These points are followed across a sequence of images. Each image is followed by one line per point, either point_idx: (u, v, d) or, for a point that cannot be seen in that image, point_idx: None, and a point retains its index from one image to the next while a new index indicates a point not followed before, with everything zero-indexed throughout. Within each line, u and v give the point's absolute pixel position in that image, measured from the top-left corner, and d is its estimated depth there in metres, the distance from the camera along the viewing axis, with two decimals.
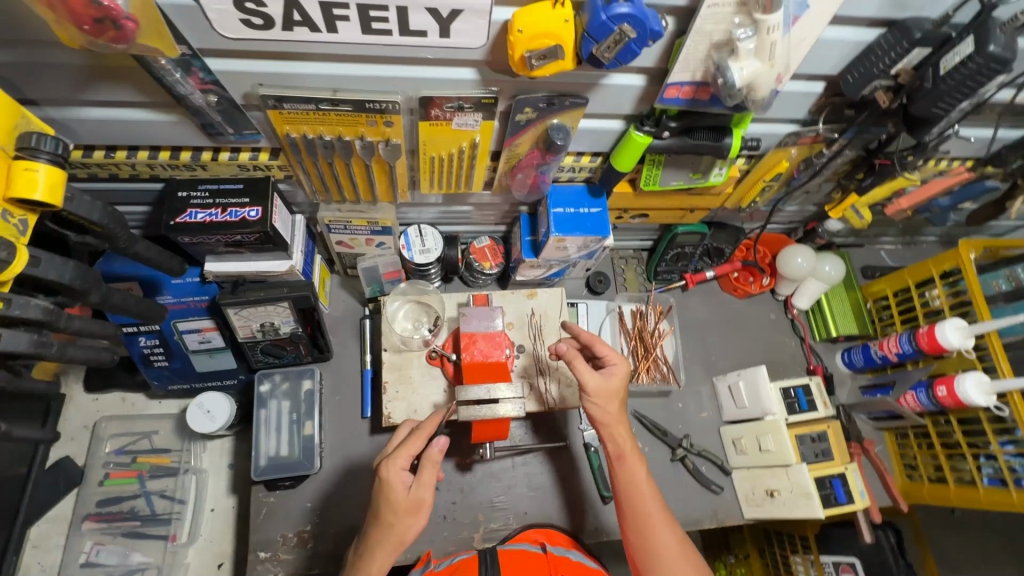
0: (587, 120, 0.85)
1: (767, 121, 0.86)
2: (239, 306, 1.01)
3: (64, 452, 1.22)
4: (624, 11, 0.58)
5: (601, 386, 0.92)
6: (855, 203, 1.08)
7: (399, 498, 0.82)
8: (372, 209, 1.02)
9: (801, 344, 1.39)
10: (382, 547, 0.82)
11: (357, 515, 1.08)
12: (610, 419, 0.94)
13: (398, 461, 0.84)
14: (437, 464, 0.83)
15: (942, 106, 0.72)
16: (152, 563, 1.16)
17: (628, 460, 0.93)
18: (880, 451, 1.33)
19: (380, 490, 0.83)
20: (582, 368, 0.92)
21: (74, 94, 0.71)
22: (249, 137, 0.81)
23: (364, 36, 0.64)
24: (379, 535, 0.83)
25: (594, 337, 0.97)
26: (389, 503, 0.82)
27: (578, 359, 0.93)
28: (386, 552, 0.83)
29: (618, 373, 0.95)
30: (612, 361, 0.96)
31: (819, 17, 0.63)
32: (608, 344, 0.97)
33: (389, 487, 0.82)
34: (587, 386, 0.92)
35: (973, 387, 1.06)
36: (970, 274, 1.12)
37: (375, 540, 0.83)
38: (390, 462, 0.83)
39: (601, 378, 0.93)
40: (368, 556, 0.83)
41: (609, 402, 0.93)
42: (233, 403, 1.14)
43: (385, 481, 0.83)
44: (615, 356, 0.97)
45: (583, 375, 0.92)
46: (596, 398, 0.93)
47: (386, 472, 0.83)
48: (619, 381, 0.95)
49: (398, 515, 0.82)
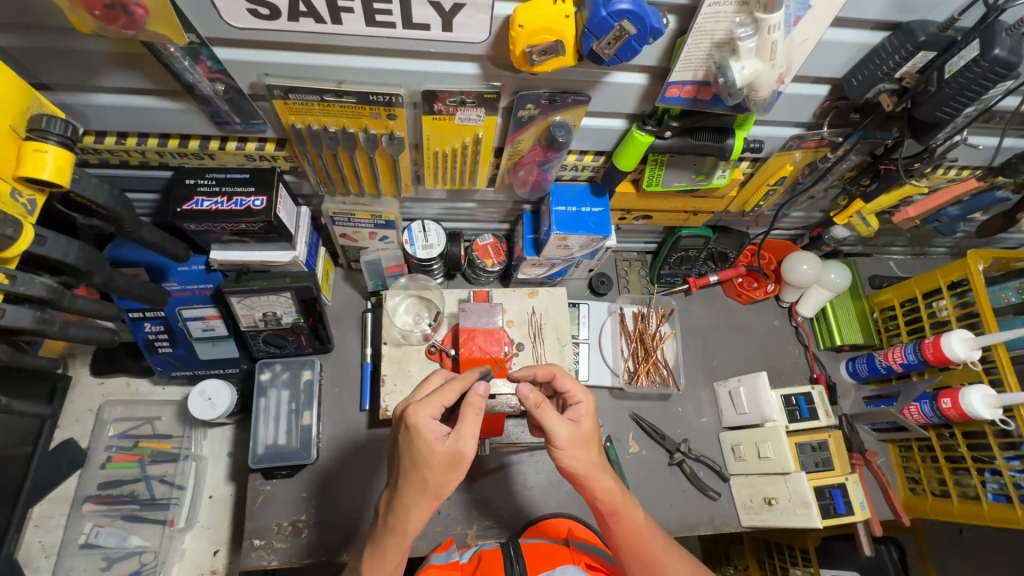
0: (590, 118, 0.85)
1: (770, 124, 0.86)
2: (242, 295, 1.02)
3: (69, 434, 1.24)
4: (624, 7, 0.59)
5: (573, 435, 0.80)
6: (861, 209, 1.07)
7: (436, 450, 0.74)
8: (376, 203, 1.03)
9: (805, 351, 1.38)
10: (420, 499, 0.76)
11: (347, 508, 1.08)
12: (591, 469, 0.81)
13: (429, 408, 0.76)
14: (479, 411, 0.76)
15: (947, 110, 0.72)
16: (149, 547, 1.17)
17: (621, 514, 0.84)
18: (883, 463, 1.30)
19: (410, 440, 0.75)
20: (550, 416, 0.79)
21: (87, 80, 0.72)
22: (255, 127, 0.82)
23: (368, 28, 0.65)
24: (412, 489, 0.76)
25: (556, 370, 0.88)
26: (423, 453, 0.74)
27: (546, 405, 0.79)
28: (424, 505, 0.76)
29: (586, 414, 0.84)
30: (577, 399, 0.85)
31: (821, 18, 0.63)
32: (571, 377, 0.86)
33: (422, 437, 0.74)
34: (557, 438, 0.79)
35: (979, 400, 1.05)
36: (979, 285, 1.10)
37: (407, 493, 0.76)
38: (422, 410, 0.76)
39: (570, 425, 0.81)
40: (403, 513, 0.76)
41: (585, 450, 0.81)
42: (234, 391, 1.15)
43: (418, 430, 0.75)
44: (580, 392, 0.86)
45: (549, 425, 0.79)
46: (568, 450, 0.80)
47: (418, 421, 0.75)
48: (590, 420, 0.83)
49: (437, 466, 0.74)
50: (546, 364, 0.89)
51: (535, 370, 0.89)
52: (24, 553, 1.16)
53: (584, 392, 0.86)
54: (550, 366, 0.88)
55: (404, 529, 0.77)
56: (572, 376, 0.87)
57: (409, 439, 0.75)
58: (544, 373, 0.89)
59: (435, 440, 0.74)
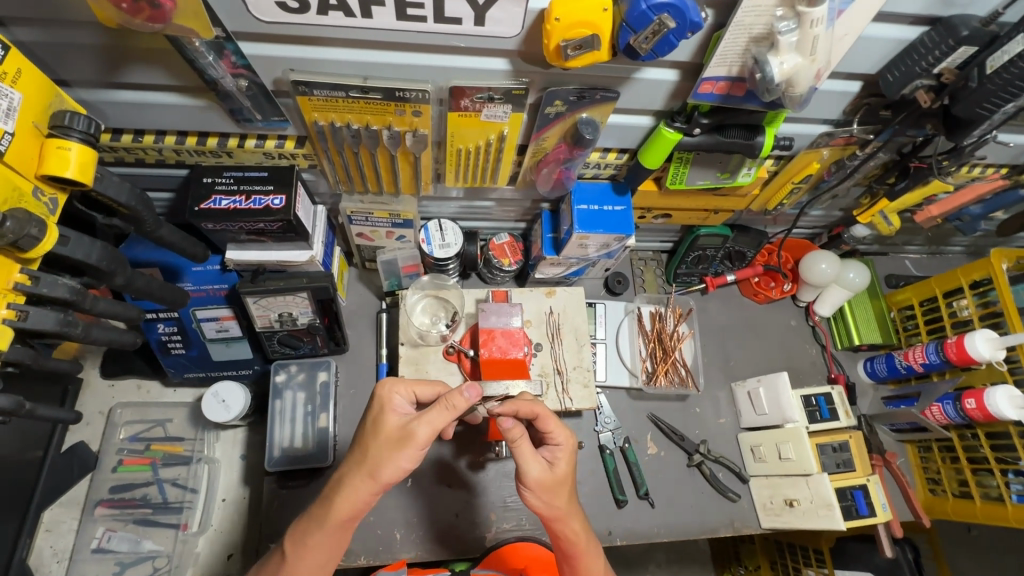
0: (617, 115, 0.83)
1: (800, 121, 0.85)
2: (258, 295, 1.01)
3: (79, 437, 1.22)
4: (664, 0, 0.57)
5: (543, 478, 0.81)
6: (885, 208, 1.06)
7: (390, 423, 0.78)
8: (394, 201, 1.02)
9: (822, 351, 1.37)
10: (357, 470, 0.77)
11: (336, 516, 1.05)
12: (558, 514, 0.83)
13: (402, 390, 0.83)
14: (451, 407, 0.77)
15: (987, 107, 0.70)
16: (162, 552, 1.15)
17: (580, 561, 0.85)
18: (902, 464, 1.29)
19: (372, 410, 0.81)
20: (525, 453, 0.81)
21: (108, 76, 0.71)
22: (276, 124, 0.81)
23: (399, 22, 0.63)
24: (355, 459, 0.78)
25: (541, 411, 0.84)
26: (377, 424, 0.78)
27: (522, 442, 0.81)
28: (356, 479, 0.76)
29: (562, 457, 0.85)
30: (556, 440, 0.85)
31: (865, 12, 0.61)
32: (558, 419, 0.84)
33: (383, 410, 0.79)
34: (527, 477, 0.81)
35: (1005, 401, 1.03)
36: (1003, 284, 1.09)
37: (349, 461, 0.78)
38: (389, 386, 0.82)
39: (543, 466, 0.82)
40: (339, 480, 0.78)
41: (554, 494, 0.82)
42: (248, 393, 1.14)
43: (380, 402, 0.80)
44: (561, 433, 0.85)
45: (523, 463, 0.81)
46: (538, 490, 0.82)
47: (385, 392, 0.81)
48: (565, 464, 0.84)
49: (382, 439, 0.77)
50: (529, 400, 0.86)
51: (519, 405, 0.85)
52: (35, 558, 1.14)
53: (566, 435, 0.86)
54: (534, 405, 0.84)
55: (331, 502, 0.76)
56: (559, 421, 0.84)
57: (373, 408, 0.81)
58: (526, 411, 0.85)
59: (392, 414, 0.79)
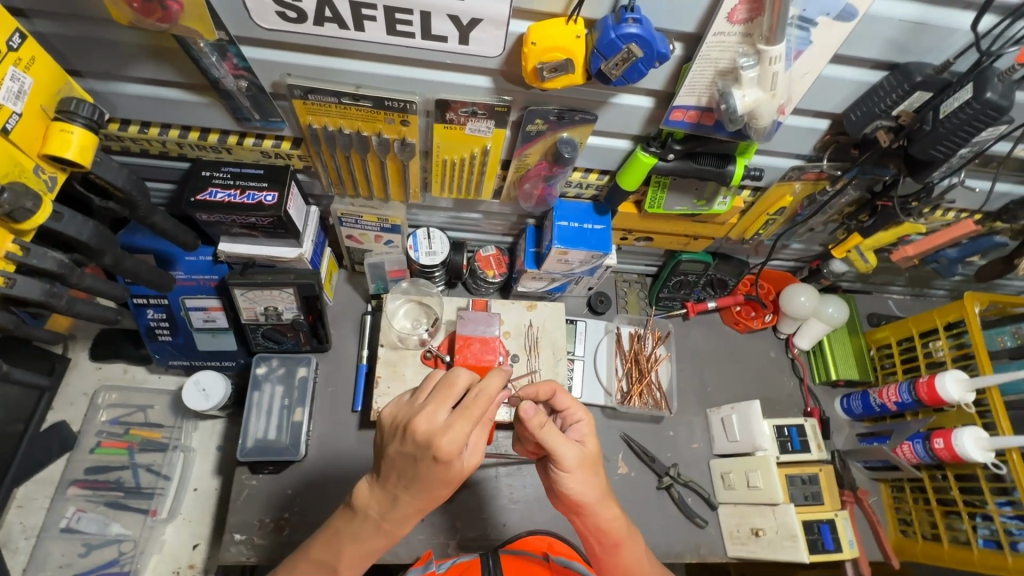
0: (596, 137, 0.88)
1: (771, 153, 0.89)
2: (246, 288, 1.04)
3: (61, 417, 1.25)
4: (633, 31, 0.61)
5: (580, 460, 0.81)
6: (859, 244, 1.11)
7: (455, 471, 0.71)
8: (383, 206, 1.06)
9: (800, 385, 1.38)
10: (419, 510, 0.76)
11: (299, 509, 1.08)
12: (598, 494, 0.83)
13: (463, 438, 0.68)
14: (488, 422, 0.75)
15: (941, 149, 0.73)
16: (130, 536, 1.16)
17: (621, 543, 0.87)
18: (874, 502, 1.28)
19: (430, 463, 0.69)
20: (558, 438, 0.79)
21: (119, 70, 0.76)
22: (274, 125, 0.85)
23: (388, 37, 0.68)
24: (415, 501, 0.74)
25: (556, 387, 0.87)
26: (446, 476, 0.70)
27: (553, 428, 0.79)
28: (417, 512, 0.77)
29: (588, 434, 0.86)
30: (575, 416, 0.87)
31: (821, 55, 0.66)
32: (573, 396, 0.87)
33: (451, 465, 0.69)
34: (567, 461, 0.80)
35: (971, 442, 1.04)
36: (975, 327, 1.11)
37: (410, 501, 0.74)
38: (453, 441, 0.68)
39: (576, 448, 0.81)
40: (400, 518, 0.76)
41: (590, 473, 0.82)
42: (229, 384, 1.17)
43: (452, 461, 0.69)
44: (578, 411, 0.87)
45: (560, 449, 0.79)
46: (576, 472, 0.81)
47: (451, 443, 0.68)
48: (593, 441, 0.86)
49: (448, 486, 0.72)
50: (548, 383, 0.87)
51: (537, 388, 0.86)
52: (4, 533, 1.16)
53: (583, 411, 0.88)
54: (552, 384, 0.87)
55: (391, 531, 0.78)
56: (573, 396, 0.88)
57: (434, 463, 0.69)
58: (546, 391, 0.86)
59: (460, 467, 0.70)
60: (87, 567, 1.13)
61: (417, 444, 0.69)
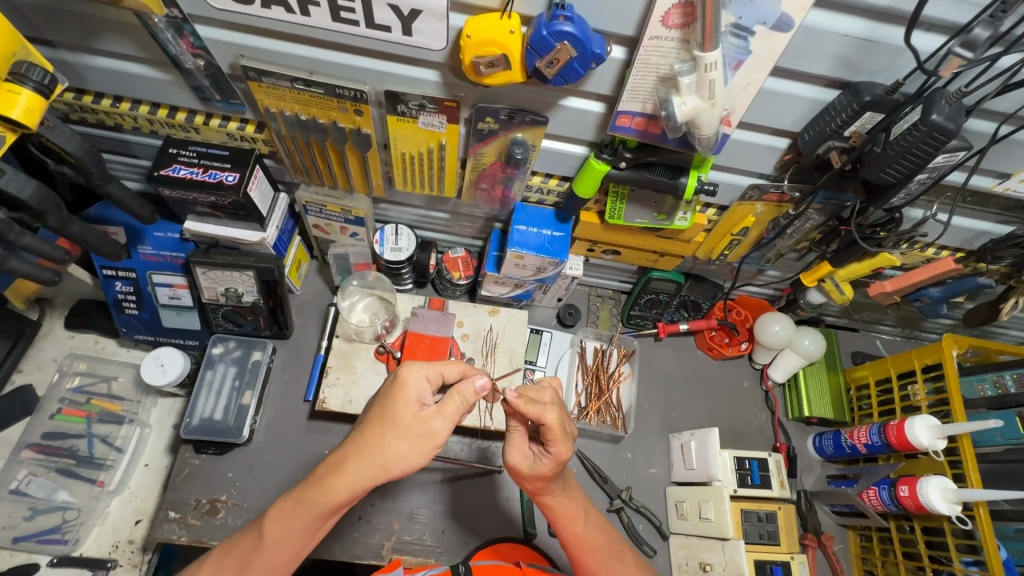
0: (551, 140, 0.87)
1: (727, 170, 0.87)
2: (207, 267, 1.06)
3: (29, 380, 1.27)
4: (565, 29, 0.61)
5: (518, 468, 0.80)
6: (831, 273, 1.06)
7: (404, 408, 0.71)
8: (347, 197, 1.07)
9: (771, 418, 1.32)
10: (365, 468, 0.70)
11: (236, 493, 1.07)
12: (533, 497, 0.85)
13: (424, 372, 0.75)
14: (466, 401, 0.73)
15: (892, 172, 0.72)
16: (74, 505, 1.16)
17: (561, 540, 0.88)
18: (840, 550, 1.20)
19: (388, 390, 0.74)
20: (512, 437, 0.82)
21: (85, 43, 0.79)
22: (234, 106, 0.88)
23: (334, 23, 0.70)
24: (360, 446, 0.71)
25: (547, 418, 0.76)
26: (394, 408, 0.71)
27: (515, 426, 0.82)
28: (363, 470, 0.70)
29: (549, 464, 0.79)
30: (553, 449, 0.78)
31: (760, 67, 0.64)
32: (561, 434, 0.76)
33: (404, 393, 0.72)
34: (508, 461, 0.82)
35: (936, 492, 0.97)
36: (951, 371, 1.04)
37: (357, 445, 0.71)
38: (415, 374, 0.74)
39: (524, 459, 0.80)
40: (347, 476, 0.71)
41: (529, 484, 0.82)
42: (188, 361, 1.15)
43: (407, 389, 0.73)
44: (562, 445, 0.78)
45: (507, 445, 0.82)
46: (516, 475, 0.82)
47: (406, 373, 0.74)
48: (549, 471, 0.79)
49: (400, 429, 0.71)
50: (541, 405, 0.77)
51: (523, 409, 0.76)
52: None
53: (562, 447, 0.78)
54: (542, 413, 0.76)
55: (331, 494, 0.71)
56: (562, 431, 0.77)
57: (390, 388, 0.74)
58: (533, 415, 0.76)
59: (413, 403, 0.72)
60: (29, 531, 1.13)
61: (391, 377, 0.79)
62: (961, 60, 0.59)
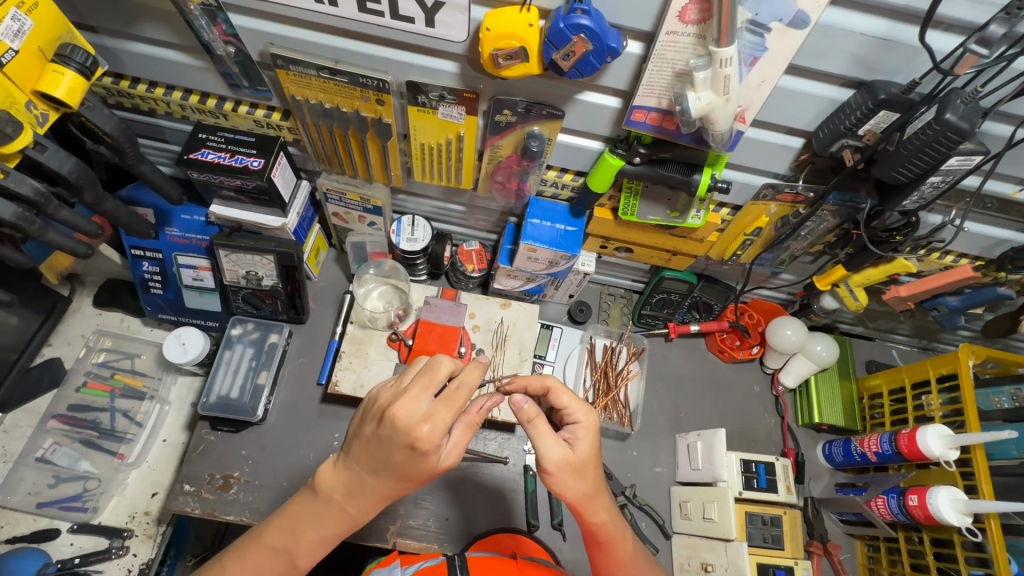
0: (567, 134, 0.89)
1: (741, 168, 0.88)
2: (230, 250, 1.09)
3: (57, 353, 1.33)
4: (582, 22, 0.62)
5: (566, 458, 0.76)
6: (845, 277, 1.06)
7: (426, 464, 0.70)
8: (367, 186, 1.10)
9: (780, 423, 1.31)
10: (386, 496, 0.75)
11: (248, 469, 1.10)
12: (582, 496, 0.78)
13: (440, 430, 0.68)
14: (468, 423, 0.74)
15: (905, 172, 0.73)
16: (95, 475, 1.20)
17: (611, 546, 0.83)
18: (846, 559, 1.18)
19: (397, 437, 0.68)
20: (542, 432, 0.76)
21: (125, 29, 0.83)
22: (262, 93, 0.91)
23: (359, 13, 0.72)
24: (377, 485, 0.73)
25: (552, 382, 0.82)
26: (412, 469, 0.70)
27: (539, 420, 0.76)
28: (379, 494, 0.74)
29: (583, 436, 0.78)
30: (574, 417, 0.80)
31: (775, 63, 0.65)
32: (572, 394, 0.80)
33: (428, 456, 0.69)
34: (547, 461, 0.75)
35: (946, 504, 0.96)
36: (967, 380, 1.02)
37: (374, 485, 0.73)
38: (433, 430, 0.67)
39: (563, 448, 0.76)
40: (364, 505, 0.75)
41: (575, 476, 0.77)
42: (208, 342, 1.18)
43: (428, 451, 0.68)
44: (579, 410, 0.80)
45: (541, 445, 0.75)
46: (559, 474, 0.76)
47: (422, 428, 0.67)
48: (587, 444, 0.78)
49: (415, 478, 0.72)
50: (539, 376, 0.84)
51: (529, 381, 0.84)
52: None
53: (584, 412, 0.80)
54: (544, 379, 0.82)
55: (352, 518, 0.77)
56: (571, 392, 0.81)
57: (396, 435, 0.68)
58: (538, 385, 0.83)
59: (434, 460, 0.70)
60: (52, 498, 1.18)
61: (393, 428, 0.68)
62: (972, 56, 0.60)
